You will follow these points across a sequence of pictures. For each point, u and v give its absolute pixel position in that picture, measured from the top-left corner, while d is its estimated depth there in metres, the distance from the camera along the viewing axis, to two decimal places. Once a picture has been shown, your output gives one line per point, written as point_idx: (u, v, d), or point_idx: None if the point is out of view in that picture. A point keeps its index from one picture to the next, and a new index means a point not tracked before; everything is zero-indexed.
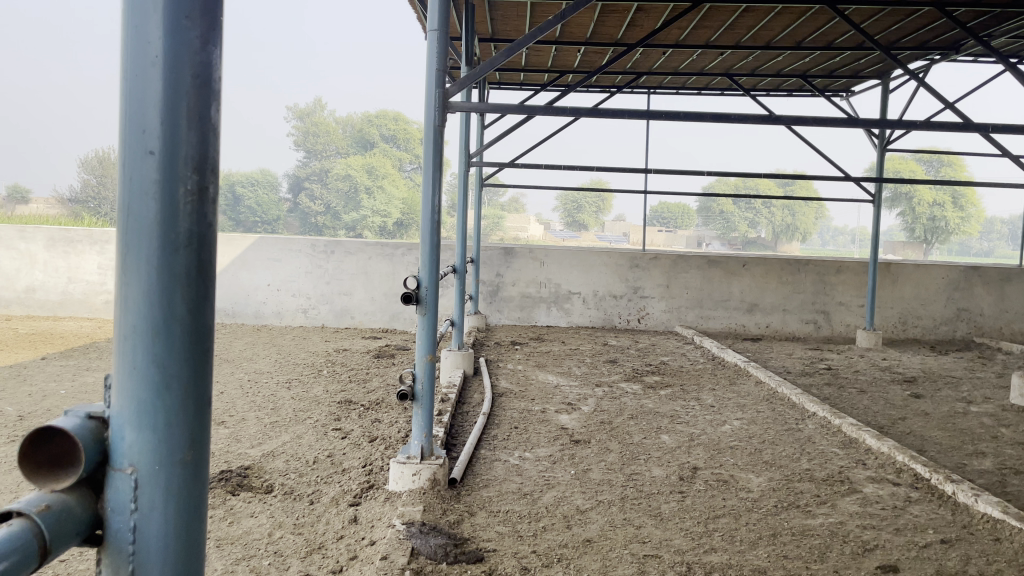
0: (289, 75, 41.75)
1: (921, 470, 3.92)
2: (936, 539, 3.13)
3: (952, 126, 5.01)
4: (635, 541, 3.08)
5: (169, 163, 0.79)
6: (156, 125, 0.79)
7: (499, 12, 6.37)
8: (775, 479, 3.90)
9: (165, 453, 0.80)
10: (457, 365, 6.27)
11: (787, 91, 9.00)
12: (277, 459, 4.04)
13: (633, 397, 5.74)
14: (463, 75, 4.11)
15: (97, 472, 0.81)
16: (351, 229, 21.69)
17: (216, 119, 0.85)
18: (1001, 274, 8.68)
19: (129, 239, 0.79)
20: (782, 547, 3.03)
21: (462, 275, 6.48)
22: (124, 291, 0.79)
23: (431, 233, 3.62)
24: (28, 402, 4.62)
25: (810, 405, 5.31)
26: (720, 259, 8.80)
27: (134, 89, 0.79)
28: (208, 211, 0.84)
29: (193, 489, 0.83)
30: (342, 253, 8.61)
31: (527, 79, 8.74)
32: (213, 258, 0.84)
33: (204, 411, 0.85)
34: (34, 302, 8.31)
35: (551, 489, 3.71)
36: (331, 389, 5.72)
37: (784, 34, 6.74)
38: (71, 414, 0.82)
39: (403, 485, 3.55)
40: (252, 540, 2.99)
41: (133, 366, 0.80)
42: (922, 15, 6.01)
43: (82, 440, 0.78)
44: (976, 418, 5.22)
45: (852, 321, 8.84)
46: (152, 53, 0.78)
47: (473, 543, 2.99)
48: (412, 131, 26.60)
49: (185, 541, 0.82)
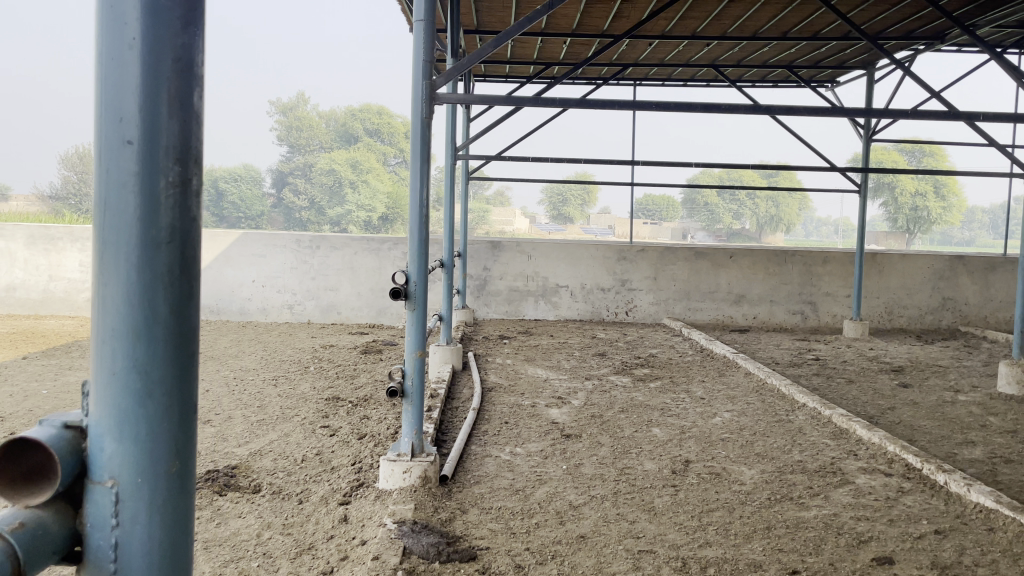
0: (269, 69, 41.33)
1: (912, 460, 3.92)
2: (930, 529, 3.13)
3: (940, 116, 5.00)
4: (629, 536, 3.05)
5: (150, 152, 0.73)
6: (134, 113, 0.73)
7: (484, 4, 6.29)
8: (767, 471, 3.89)
9: (149, 466, 0.75)
10: (446, 360, 6.21)
11: (773, 82, 9.03)
12: (265, 457, 3.98)
13: (623, 390, 5.72)
14: (450, 66, 4.00)
15: (74, 485, 0.75)
16: (337, 224, 21.62)
17: (200, 106, 0.79)
18: (986, 263, 8.74)
19: (106, 235, 0.73)
20: (777, 540, 3.02)
21: (450, 268, 6.40)
22: (103, 291, 0.73)
23: (420, 229, 3.56)
24: (10, 402, 4.52)
25: (800, 396, 5.31)
26: (707, 250, 8.80)
27: (109, 73, 0.73)
28: (191, 204, 0.78)
29: (181, 503, 0.78)
30: (327, 248, 8.50)
31: (513, 71, 8.67)
32: (196, 257, 0.79)
33: (190, 418, 0.79)
34: (13, 301, 8.14)
35: (543, 485, 3.67)
36: (319, 386, 5.65)
37: (771, 24, 6.73)
38: (46, 423, 0.76)
39: (393, 483, 3.50)
40: (241, 541, 2.92)
41: (112, 372, 0.74)
42: (908, 5, 6.01)
43: (57, 451, 0.72)
44: (965, 407, 5.26)
45: (838, 312, 8.90)
46: (130, 34, 0.73)
47: (465, 541, 2.95)
48: (396, 125, 26.45)
49: (171, 554, 0.77)
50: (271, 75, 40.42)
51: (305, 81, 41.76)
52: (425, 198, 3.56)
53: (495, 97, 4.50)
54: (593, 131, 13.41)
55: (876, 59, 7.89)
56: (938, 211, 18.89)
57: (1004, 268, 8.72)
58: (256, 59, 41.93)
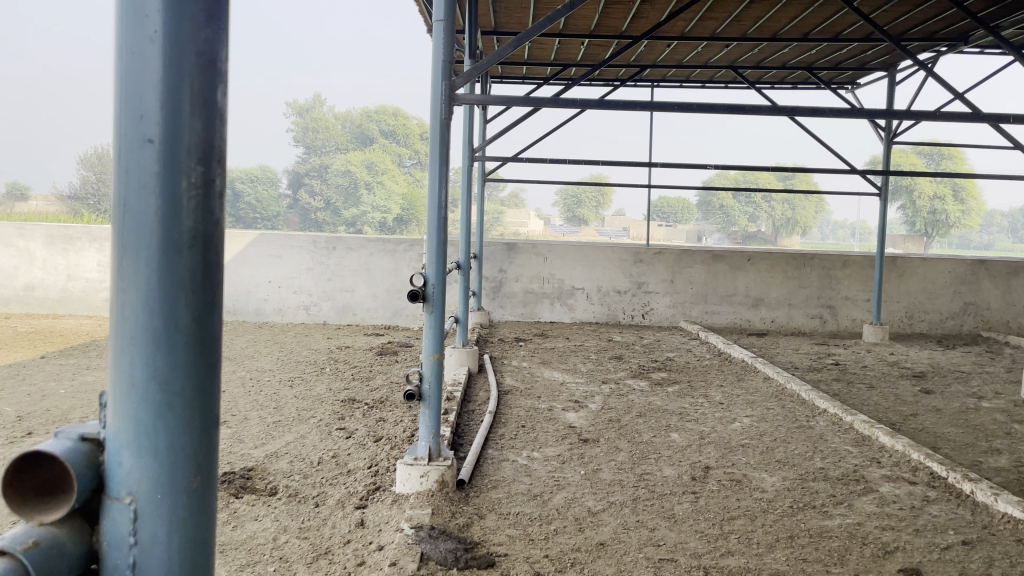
0: (284, 72, 41.50)
1: (937, 469, 3.82)
2: (957, 540, 3.05)
3: (967, 118, 4.86)
4: (649, 544, 2.99)
5: (171, 150, 0.76)
6: (155, 108, 0.76)
7: (502, 4, 6.25)
8: (789, 478, 3.82)
9: (169, 481, 0.79)
10: (462, 363, 6.16)
11: (793, 83, 8.93)
12: (281, 459, 3.96)
13: (641, 394, 5.65)
14: (468, 68, 3.95)
15: (92, 500, 0.80)
16: (351, 226, 21.73)
17: (222, 103, 0.82)
18: (1009, 267, 8.54)
19: (127, 237, 0.77)
20: (800, 550, 2.95)
21: (467, 270, 6.33)
22: (123, 298, 0.77)
23: (438, 229, 3.52)
24: (27, 402, 4.52)
25: (821, 402, 5.21)
26: (725, 253, 8.69)
27: (131, 67, 0.75)
28: (214, 206, 0.81)
29: (200, 519, 0.82)
30: (343, 249, 8.50)
31: (529, 72, 8.63)
32: (218, 261, 0.82)
33: (210, 432, 0.83)
34: (32, 299, 8.21)
35: (561, 490, 3.62)
36: (334, 387, 5.64)
37: (791, 26, 6.62)
38: (61, 436, 0.80)
39: (411, 487, 3.47)
40: (257, 545, 2.90)
41: (132, 382, 0.78)
42: (932, 5, 5.90)
43: (74, 466, 0.76)
44: (989, 414, 5.14)
45: (858, 316, 8.74)
46: (151, 28, 0.75)
47: (484, 547, 2.91)
48: (411, 127, 26.48)
49: (189, 561, 0.81)
50: (287, 77, 40.61)
51: (321, 81, 41.93)
52: (444, 200, 3.52)
53: (513, 97, 4.44)
54: (610, 132, 13.31)
55: (898, 61, 7.76)
56: (957, 214, 18.61)
57: None
58: (273, 60, 42.18)
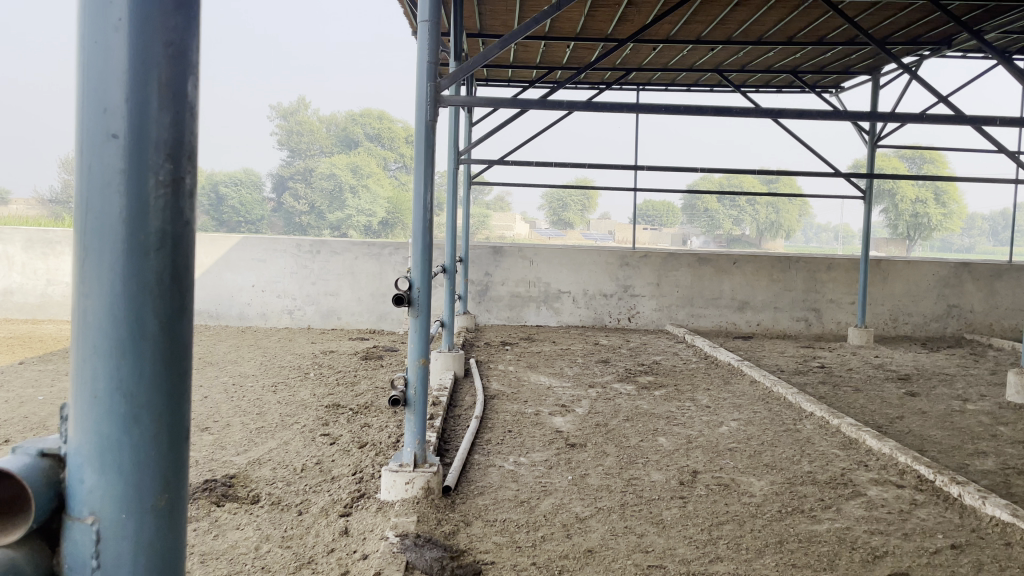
0: (267, 76, 41.20)
1: (925, 472, 3.82)
2: (945, 543, 3.04)
3: (948, 119, 4.93)
4: (638, 551, 2.95)
5: (137, 148, 0.72)
6: (119, 103, 0.71)
7: (488, 6, 6.23)
8: (777, 482, 3.80)
9: (135, 501, 0.74)
10: (448, 367, 6.10)
11: (777, 87, 9.01)
12: (264, 466, 3.88)
13: (628, 398, 5.61)
14: (454, 70, 3.90)
15: (52, 521, 0.75)
16: (336, 229, 21.55)
17: (193, 97, 0.77)
18: (991, 270, 8.63)
19: (89, 240, 0.72)
20: (790, 555, 2.92)
21: (452, 274, 6.25)
22: (84, 303, 0.73)
23: (424, 232, 3.45)
24: (3, 409, 4.40)
25: (808, 405, 5.22)
26: (710, 256, 8.71)
27: (93, 59, 0.71)
28: (184, 206, 0.76)
29: (169, 539, 0.77)
30: (327, 253, 8.41)
31: (515, 75, 8.67)
32: (188, 263, 0.78)
33: (180, 445, 0.79)
34: (10, 305, 8.02)
35: (548, 496, 3.57)
36: (318, 393, 5.55)
37: (776, 29, 6.66)
38: (20, 451, 0.76)
39: (395, 494, 3.40)
40: (238, 554, 2.82)
41: (94, 395, 0.73)
42: (915, 9, 5.96)
43: (32, 484, 0.72)
44: (974, 417, 5.17)
45: (843, 319, 8.78)
46: (115, 16, 0.71)
47: (470, 555, 2.85)
48: (396, 131, 26.44)
49: None
50: (269, 80, 40.30)
51: (304, 85, 41.68)
52: (430, 203, 3.44)
53: (499, 99, 4.40)
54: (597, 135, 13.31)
55: (881, 65, 7.83)
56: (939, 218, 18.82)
57: (1010, 275, 8.61)
58: (256, 63, 41.90)
